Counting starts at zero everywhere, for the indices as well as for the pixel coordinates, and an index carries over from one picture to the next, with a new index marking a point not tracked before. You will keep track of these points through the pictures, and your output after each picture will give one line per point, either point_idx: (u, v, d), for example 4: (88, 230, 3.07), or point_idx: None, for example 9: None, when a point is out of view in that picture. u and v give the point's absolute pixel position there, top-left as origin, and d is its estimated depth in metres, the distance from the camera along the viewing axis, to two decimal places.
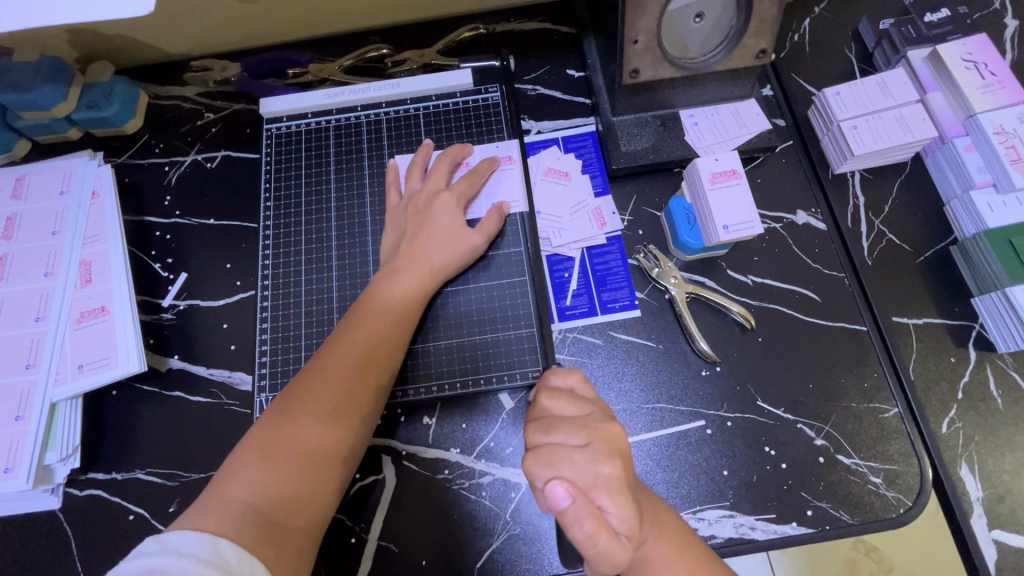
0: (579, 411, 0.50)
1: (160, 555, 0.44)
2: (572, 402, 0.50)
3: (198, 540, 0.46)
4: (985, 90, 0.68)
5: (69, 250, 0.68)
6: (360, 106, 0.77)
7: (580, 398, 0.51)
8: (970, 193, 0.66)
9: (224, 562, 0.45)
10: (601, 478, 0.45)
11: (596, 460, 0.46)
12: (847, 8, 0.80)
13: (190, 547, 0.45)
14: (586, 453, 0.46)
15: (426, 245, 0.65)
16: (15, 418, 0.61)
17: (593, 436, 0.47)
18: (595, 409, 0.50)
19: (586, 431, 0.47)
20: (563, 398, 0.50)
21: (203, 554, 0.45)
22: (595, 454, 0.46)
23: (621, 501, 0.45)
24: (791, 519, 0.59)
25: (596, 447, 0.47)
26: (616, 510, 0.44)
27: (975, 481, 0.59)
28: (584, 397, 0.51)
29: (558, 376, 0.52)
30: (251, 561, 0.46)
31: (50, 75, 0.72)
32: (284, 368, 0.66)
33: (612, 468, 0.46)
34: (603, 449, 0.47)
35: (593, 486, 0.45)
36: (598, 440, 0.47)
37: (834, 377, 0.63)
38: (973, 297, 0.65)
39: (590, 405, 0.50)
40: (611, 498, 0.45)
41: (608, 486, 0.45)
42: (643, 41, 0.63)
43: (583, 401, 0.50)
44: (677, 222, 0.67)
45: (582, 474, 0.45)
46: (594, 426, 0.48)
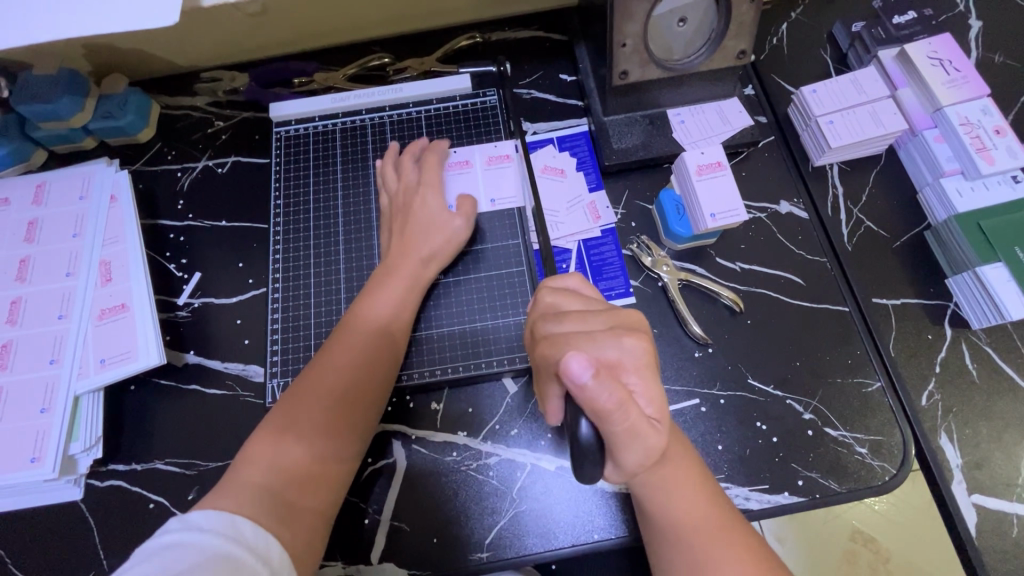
0: (588, 305, 0.53)
1: (182, 531, 0.46)
2: (577, 298, 0.54)
3: (217, 517, 0.48)
4: (950, 84, 0.73)
5: (89, 251, 0.71)
6: (365, 110, 0.81)
7: (588, 298, 0.54)
8: (941, 180, 0.71)
9: (243, 536, 0.48)
10: (627, 355, 0.47)
11: (621, 338, 0.48)
12: (822, 13, 0.85)
13: (209, 522, 0.47)
14: (609, 332, 0.48)
15: (420, 241, 0.68)
16: (40, 411, 0.64)
17: (611, 318, 0.50)
18: (603, 305, 0.54)
19: (599, 317, 0.51)
20: (571, 297, 0.53)
21: (222, 529, 0.47)
22: (616, 330, 0.49)
23: (646, 377, 0.47)
24: (783, 490, 0.62)
25: (617, 328, 0.50)
26: (641, 387, 0.47)
27: (954, 448, 0.63)
28: (590, 296, 0.55)
29: (564, 280, 0.56)
30: (266, 536, 0.49)
31: (68, 87, 0.76)
32: (296, 357, 0.69)
33: (636, 343, 0.48)
34: (623, 329, 0.50)
35: (619, 363, 0.47)
36: (618, 322, 0.50)
37: (819, 355, 0.67)
38: (947, 277, 0.69)
39: (597, 303, 0.54)
40: (637, 375, 0.47)
41: (633, 362, 0.47)
42: (630, 44, 0.67)
43: (589, 299, 0.54)
44: (667, 212, 0.71)
45: (609, 356, 0.47)
46: (612, 311, 0.51)
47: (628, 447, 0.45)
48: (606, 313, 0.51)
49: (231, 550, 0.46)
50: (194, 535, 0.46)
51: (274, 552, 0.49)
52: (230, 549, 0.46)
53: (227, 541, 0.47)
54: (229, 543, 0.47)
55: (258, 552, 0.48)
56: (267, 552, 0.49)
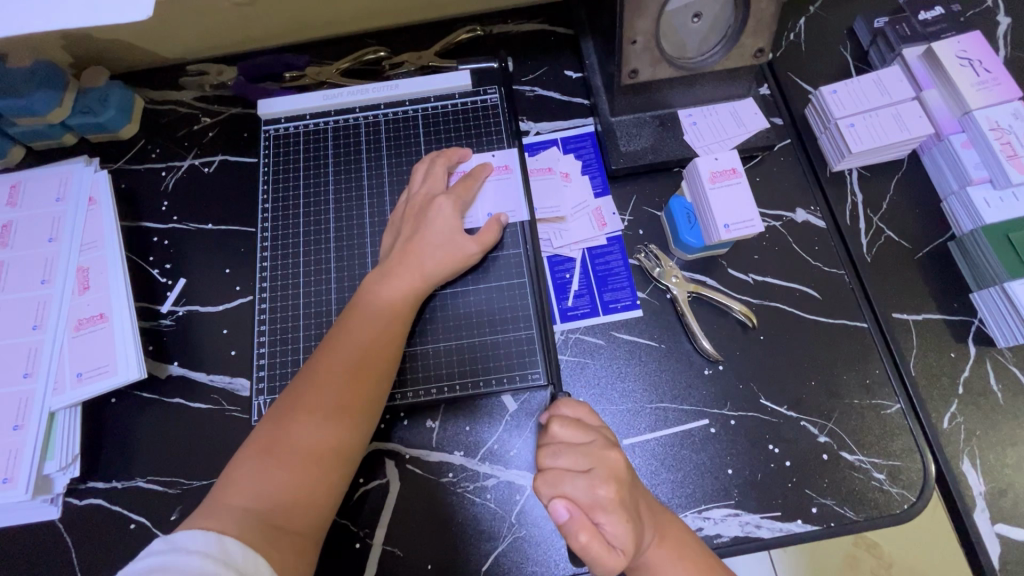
0: (585, 438, 0.51)
1: (169, 553, 0.44)
2: (577, 429, 0.51)
3: (205, 538, 0.46)
4: (980, 87, 0.68)
5: (66, 257, 0.68)
6: (359, 108, 0.76)
7: (586, 426, 0.52)
8: (967, 189, 0.67)
9: (231, 559, 0.46)
10: (597, 502, 0.47)
11: (594, 485, 0.47)
12: (842, 7, 0.81)
13: (198, 544, 0.45)
14: (586, 478, 0.48)
15: (418, 248, 0.64)
16: (14, 428, 0.61)
17: (595, 461, 0.49)
18: (600, 437, 0.51)
19: (589, 458, 0.49)
20: (571, 427, 0.51)
21: (210, 551, 0.45)
22: (594, 478, 0.48)
23: (619, 523, 0.46)
24: (797, 517, 0.59)
25: (597, 472, 0.48)
26: (612, 531, 0.46)
27: (977, 476, 0.60)
28: (590, 425, 0.52)
29: (567, 404, 0.54)
30: (256, 560, 0.46)
31: (44, 81, 0.71)
32: (283, 370, 0.65)
33: (609, 492, 0.47)
34: (603, 473, 0.48)
35: (590, 510, 0.47)
36: (600, 466, 0.49)
37: (835, 374, 0.64)
38: (972, 292, 0.66)
39: (594, 432, 0.52)
40: (608, 521, 0.46)
41: (605, 508, 0.47)
42: (641, 41, 0.63)
43: (587, 428, 0.52)
44: (677, 221, 0.67)
45: (581, 497, 0.47)
46: (598, 452, 0.50)
47: None
48: (590, 453, 0.49)
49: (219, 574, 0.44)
50: (179, 557, 0.44)
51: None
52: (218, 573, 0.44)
53: (215, 563, 0.44)
54: (215, 566, 0.44)
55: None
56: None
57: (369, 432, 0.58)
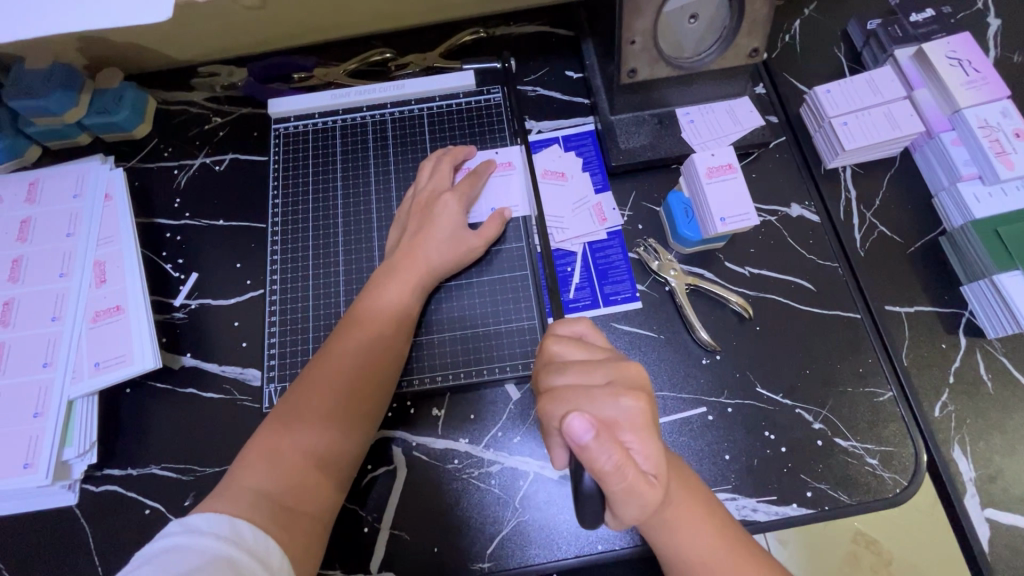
0: (592, 354, 0.52)
1: (184, 534, 0.46)
2: (581, 347, 0.52)
3: (218, 520, 0.47)
4: (968, 85, 0.71)
5: (83, 252, 0.70)
6: (365, 107, 0.79)
7: (587, 344, 0.53)
8: (956, 184, 0.69)
9: (244, 540, 0.47)
10: (624, 414, 0.47)
11: (617, 395, 0.47)
12: (836, 10, 0.83)
13: (211, 526, 0.47)
14: (608, 389, 0.48)
15: (425, 242, 0.66)
16: (33, 415, 0.63)
17: (612, 374, 0.49)
18: (608, 353, 0.52)
19: (603, 370, 0.50)
20: (572, 345, 0.53)
21: (223, 532, 0.47)
22: (615, 388, 0.48)
23: (645, 437, 0.47)
24: (792, 501, 0.61)
25: (617, 384, 0.49)
26: (639, 448, 0.46)
27: (968, 461, 0.62)
28: (594, 343, 0.53)
29: (564, 326, 0.55)
30: (267, 539, 0.48)
31: (62, 82, 0.74)
32: (294, 360, 0.67)
33: (635, 401, 0.47)
34: (623, 385, 0.49)
35: (615, 422, 0.46)
36: (618, 378, 0.49)
37: (829, 363, 0.66)
38: (962, 284, 0.68)
39: (603, 350, 0.53)
40: (634, 434, 0.46)
41: (631, 421, 0.47)
42: (640, 41, 0.65)
43: (592, 346, 0.53)
44: (675, 215, 0.69)
45: (605, 412, 0.47)
46: (614, 365, 0.50)
47: (627, 503, 0.46)
48: (607, 367, 0.50)
49: (232, 554, 0.45)
50: (194, 538, 0.45)
51: (274, 557, 0.48)
52: (231, 553, 0.45)
53: (228, 544, 0.46)
54: (229, 547, 0.46)
55: (258, 556, 0.47)
56: (265, 556, 0.47)
57: (376, 420, 0.60)
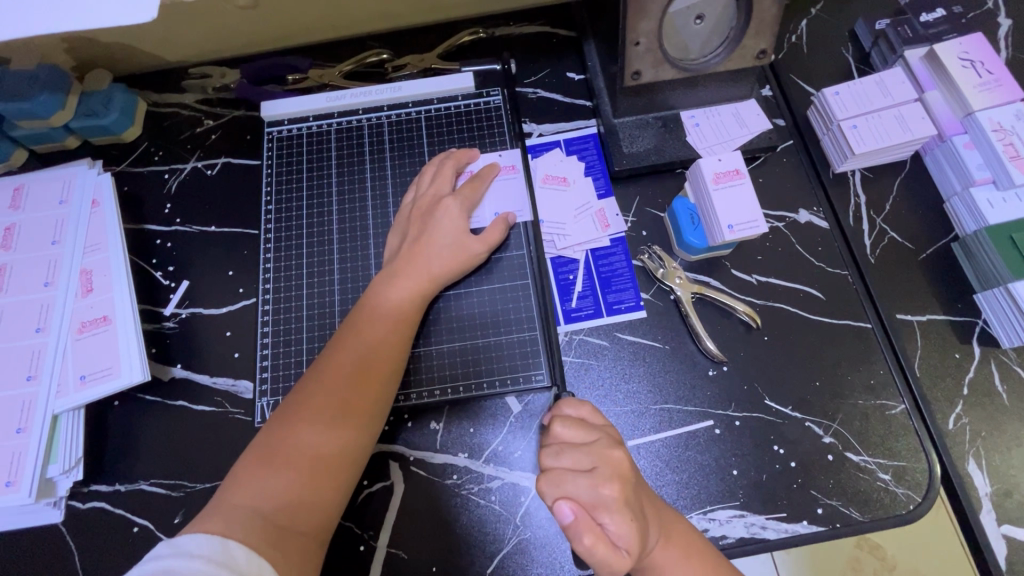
0: (588, 437, 0.52)
1: (172, 557, 0.44)
2: (578, 429, 0.52)
3: (210, 542, 0.46)
4: (982, 88, 0.69)
5: (69, 260, 0.68)
6: (361, 110, 0.77)
7: (589, 426, 0.53)
8: (970, 190, 0.67)
9: (235, 563, 0.45)
10: (601, 500, 0.47)
11: (598, 483, 0.47)
12: (844, 9, 0.81)
13: (200, 548, 0.45)
14: (588, 477, 0.48)
15: (426, 249, 0.64)
16: (16, 431, 0.60)
17: (598, 459, 0.49)
18: (603, 436, 0.52)
19: (592, 456, 0.50)
20: (572, 425, 0.52)
21: (213, 555, 0.45)
22: (598, 476, 0.48)
23: (622, 521, 0.46)
24: (802, 518, 0.59)
25: (600, 471, 0.48)
26: (615, 529, 0.46)
27: (983, 476, 0.60)
28: (593, 425, 0.53)
29: (570, 404, 0.55)
30: (260, 563, 0.46)
31: (47, 84, 0.71)
32: (287, 372, 0.65)
33: (614, 490, 0.47)
34: (607, 472, 0.48)
35: (594, 507, 0.47)
36: (603, 465, 0.49)
37: (839, 375, 0.64)
38: (975, 292, 0.66)
39: (597, 432, 0.52)
40: (613, 519, 0.46)
41: (608, 507, 0.46)
42: (644, 43, 0.63)
43: (591, 427, 0.52)
44: (681, 222, 0.67)
45: (584, 496, 0.47)
46: (602, 450, 0.50)
47: None
48: (594, 451, 0.49)
49: None
50: (182, 560, 0.44)
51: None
52: None
53: (217, 568, 0.44)
54: (220, 571, 0.44)
55: None
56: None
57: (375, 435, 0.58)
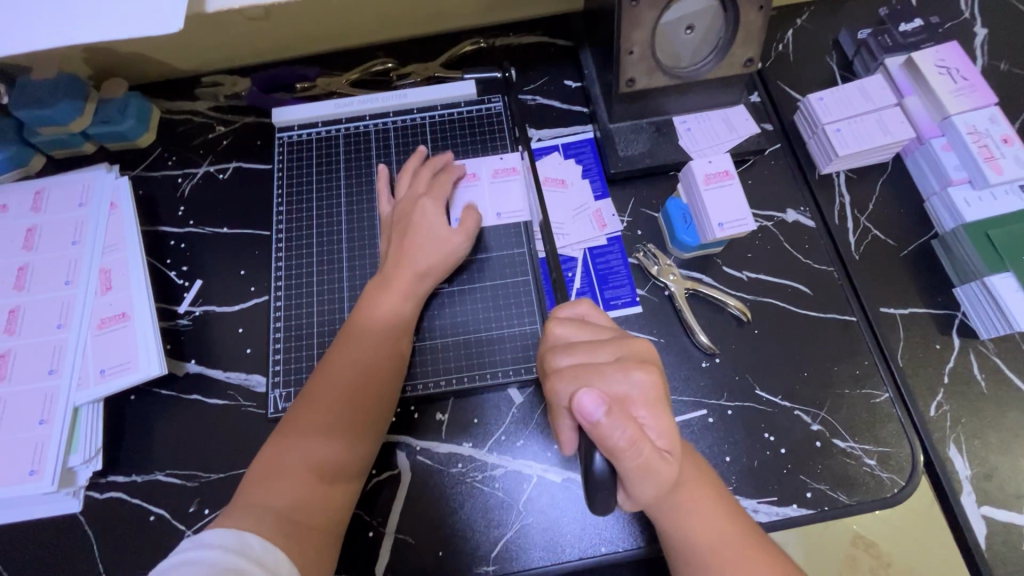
0: (596, 334, 0.53)
1: (192, 549, 0.46)
2: (583, 328, 0.53)
3: (229, 534, 0.48)
4: (957, 93, 0.72)
5: (88, 260, 0.70)
6: (369, 116, 0.80)
7: (597, 326, 0.54)
8: (947, 189, 0.70)
9: (251, 551, 0.48)
10: (635, 389, 0.48)
11: (627, 370, 0.48)
12: (828, 19, 0.85)
13: (218, 540, 0.48)
14: (618, 366, 0.49)
15: (413, 250, 0.67)
16: (38, 423, 0.63)
17: (618, 349, 0.51)
18: (610, 332, 0.53)
19: (611, 348, 0.51)
20: (577, 326, 0.53)
21: (230, 545, 0.47)
22: (624, 363, 0.49)
23: (657, 411, 0.48)
24: (792, 501, 0.62)
25: (625, 359, 0.50)
26: (651, 421, 0.47)
27: (963, 460, 0.63)
28: (599, 324, 0.54)
29: (569, 307, 0.55)
30: (278, 553, 0.49)
31: (67, 92, 0.75)
32: (298, 366, 0.68)
33: (644, 374, 0.48)
34: (631, 360, 0.50)
35: (627, 397, 0.48)
36: (626, 354, 0.50)
37: (826, 365, 0.67)
38: (955, 287, 0.69)
39: (605, 330, 0.53)
40: (647, 409, 0.47)
41: (643, 396, 0.48)
42: (637, 51, 0.66)
43: (596, 327, 0.53)
44: (674, 221, 0.71)
45: (617, 388, 0.48)
46: (619, 342, 0.51)
47: (638, 478, 0.46)
48: (613, 343, 0.51)
49: (238, 562, 0.46)
50: (201, 551, 0.46)
51: (282, 567, 0.48)
52: (237, 562, 0.46)
53: (235, 555, 0.46)
54: (239, 559, 0.46)
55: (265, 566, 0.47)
56: (276, 569, 0.48)
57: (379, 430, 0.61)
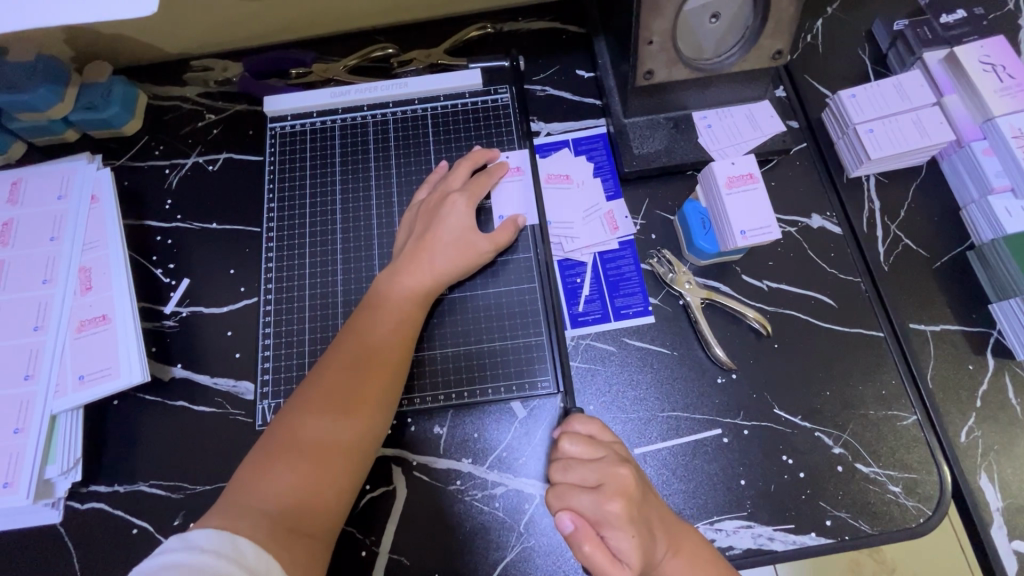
0: (595, 454, 0.52)
1: (181, 551, 0.44)
2: (587, 445, 0.52)
3: (217, 536, 0.45)
4: (1002, 93, 0.67)
5: (68, 257, 0.66)
6: (367, 106, 0.75)
7: (597, 443, 0.53)
8: (987, 198, 0.66)
9: (243, 557, 0.45)
10: (606, 516, 0.48)
11: (602, 500, 0.48)
12: (860, 8, 0.79)
13: (209, 542, 0.45)
14: (593, 495, 0.48)
15: (432, 245, 0.63)
16: (15, 431, 0.60)
17: (604, 477, 0.49)
18: (610, 453, 0.52)
19: (599, 473, 0.50)
20: (581, 442, 0.52)
21: (222, 550, 0.44)
22: (603, 492, 0.48)
23: (627, 537, 0.47)
24: (810, 530, 0.58)
25: (606, 487, 0.49)
26: (619, 547, 0.47)
27: (994, 490, 0.59)
28: (601, 442, 0.53)
29: (579, 421, 0.55)
30: (267, 560, 0.46)
31: (46, 76, 0.70)
32: (289, 373, 0.64)
33: (617, 507, 0.47)
34: (612, 488, 0.49)
35: (598, 522, 0.48)
36: (609, 482, 0.49)
37: (850, 384, 0.63)
38: (991, 302, 0.64)
39: (604, 449, 0.52)
40: (618, 535, 0.47)
41: (612, 522, 0.47)
42: (657, 41, 0.61)
43: (598, 445, 0.52)
44: (691, 226, 0.66)
45: (589, 511, 0.48)
46: (608, 468, 0.50)
47: None
48: (600, 468, 0.50)
49: (229, 572, 0.43)
50: (190, 555, 0.43)
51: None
52: (229, 572, 0.43)
53: (225, 562, 0.44)
54: (227, 565, 0.44)
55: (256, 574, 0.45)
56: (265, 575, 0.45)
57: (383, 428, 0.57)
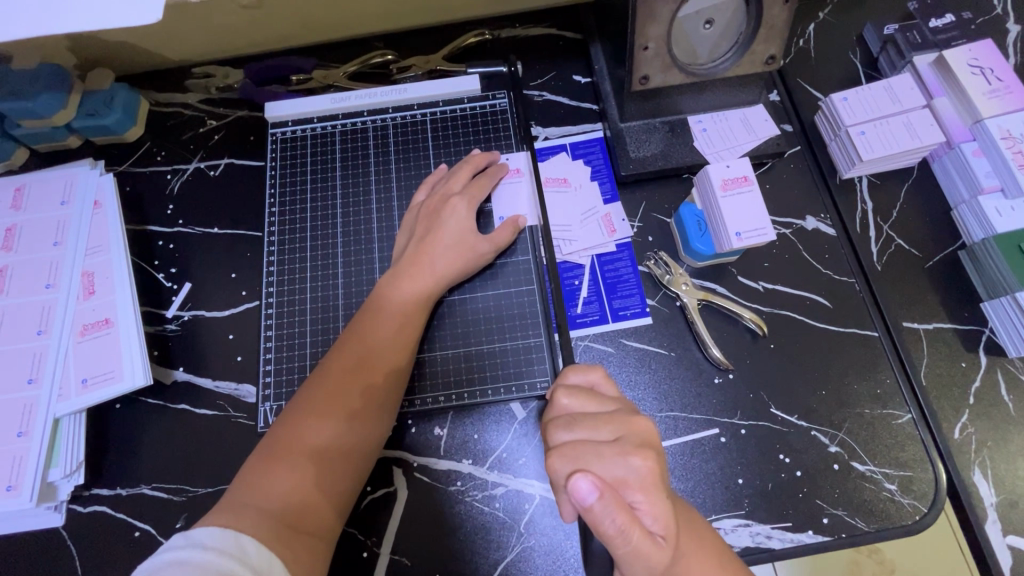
0: (602, 408, 0.50)
1: (185, 548, 0.44)
2: (592, 399, 0.50)
3: (222, 534, 0.46)
4: (991, 95, 0.69)
5: (71, 262, 0.67)
6: (366, 112, 0.76)
7: (602, 396, 0.51)
8: (978, 199, 0.67)
9: (246, 556, 0.45)
10: (632, 474, 0.45)
11: (625, 453, 0.46)
12: (852, 14, 0.80)
13: (213, 540, 0.45)
14: (614, 447, 0.46)
15: (432, 248, 0.64)
16: (18, 435, 0.60)
17: (621, 429, 0.48)
18: (619, 405, 0.50)
19: (613, 426, 0.48)
20: (582, 397, 0.50)
21: (226, 548, 0.45)
22: (623, 446, 0.46)
23: (655, 498, 0.45)
24: (807, 527, 0.59)
25: (625, 441, 0.47)
26: (647, 507, 0.44)
27: (989, 487, 0.59)
28: (606, 394, 0.51)
29: (577, 374, 0.52)
30: (271, 557, 0.46)
31: (49, 83, 0.71)
32: (290, 377, 0.65)
33: (643, 460, 0.45)
34: (631, 442, 0.47)
35: (621, 481, 0.45)
36: (627, 434, 0.47)
37: (845, 383, 0.63)
38: (983, 302, 0.65)
39: (613, 401, 0.50)
40: (643, 495, 0.44)
41: (639, 481, 0.45)
42: (653, 47, 0.62)
43: (604, 398, 0.50)
44: (688, 228, 0.67)
45: (613, 469, 0.45)
46: (624, 419, 0.48)
47: (633, 565, 0.44)
48: (617, 421, 0.48)
49: (233, 570, 0.44)
50: (194, 552, 0.44)
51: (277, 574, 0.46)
52: (233, 569, 0.44)
53: (229, 559, 0.44)
54: (231, 563, 0.44)
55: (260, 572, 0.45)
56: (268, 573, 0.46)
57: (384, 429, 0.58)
